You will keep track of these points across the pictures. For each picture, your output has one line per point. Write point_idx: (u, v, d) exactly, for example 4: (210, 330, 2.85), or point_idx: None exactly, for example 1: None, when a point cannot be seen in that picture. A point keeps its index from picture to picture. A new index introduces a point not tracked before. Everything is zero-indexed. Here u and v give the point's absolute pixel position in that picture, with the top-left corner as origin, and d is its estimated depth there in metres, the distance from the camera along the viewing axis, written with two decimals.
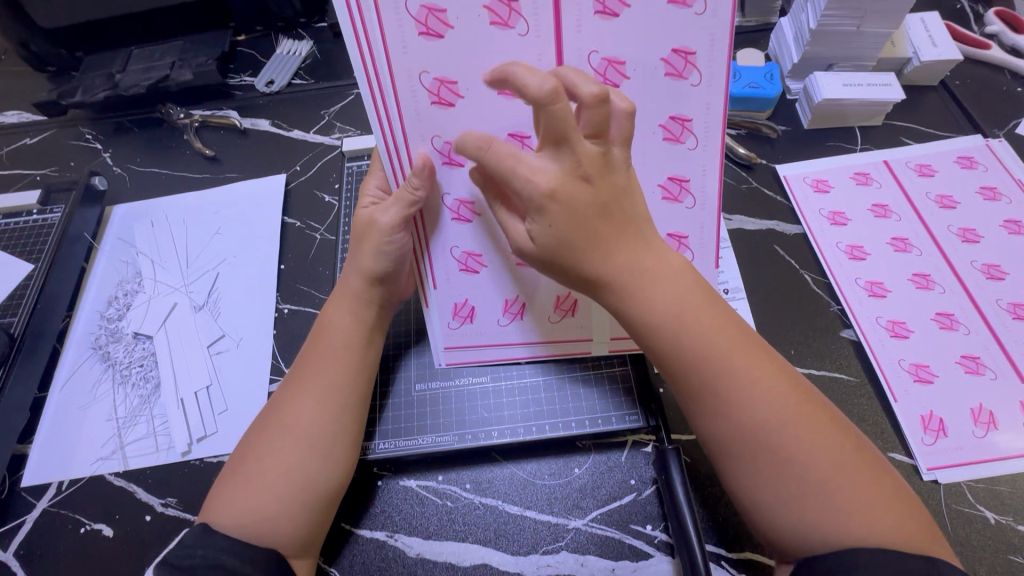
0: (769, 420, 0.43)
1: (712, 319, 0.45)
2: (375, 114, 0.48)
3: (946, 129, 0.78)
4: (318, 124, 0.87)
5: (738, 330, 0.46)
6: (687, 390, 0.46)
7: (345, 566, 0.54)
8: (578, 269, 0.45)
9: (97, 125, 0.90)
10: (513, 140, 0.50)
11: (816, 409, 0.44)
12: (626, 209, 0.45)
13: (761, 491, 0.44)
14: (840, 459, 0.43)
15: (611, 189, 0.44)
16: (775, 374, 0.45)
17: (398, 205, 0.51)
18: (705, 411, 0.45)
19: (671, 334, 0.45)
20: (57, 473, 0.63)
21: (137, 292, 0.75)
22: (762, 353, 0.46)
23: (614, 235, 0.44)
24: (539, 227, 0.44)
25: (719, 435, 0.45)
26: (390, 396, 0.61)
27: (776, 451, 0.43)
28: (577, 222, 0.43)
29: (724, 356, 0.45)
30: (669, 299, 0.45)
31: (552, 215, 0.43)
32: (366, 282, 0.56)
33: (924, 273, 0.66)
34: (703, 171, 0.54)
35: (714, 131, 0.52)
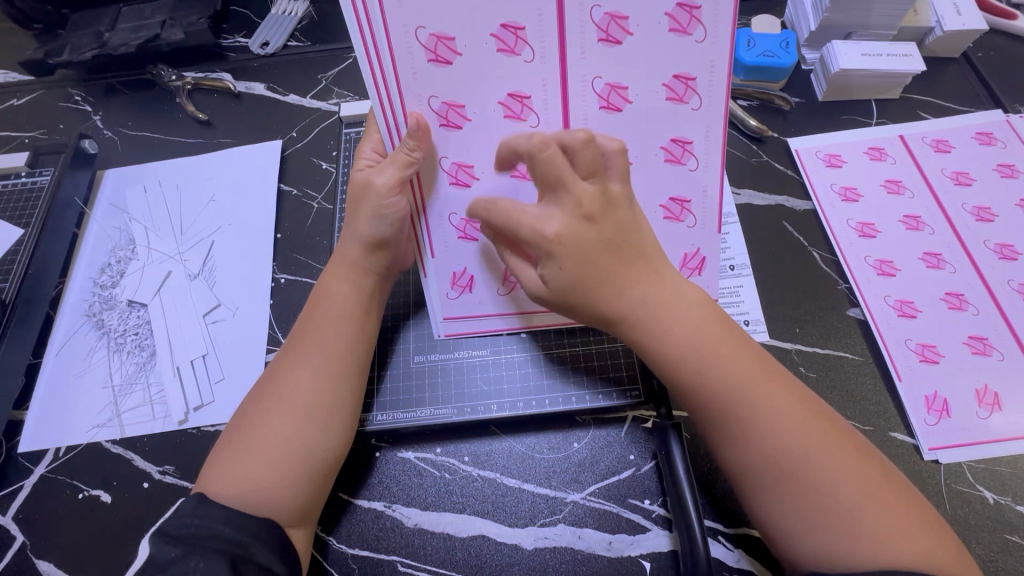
0: (790, 446, 0.43)
1: (732, 351, 0.46)
2: (373, 83, 0.46)
3: (965, 104, 0.76)
4: (315, 88, 0.84)
5: (757, 360, 0.46)
6: (707, 419, 0.46)
7: (343, 535, 0.55)
8: (593, 307, 0.47)
9: (87, 86, 0.87)
10: (513, 101, 0.48)
11: (838, 435, 0.44)
12: (632, 243, 0.46)
13: (786, 522, 0.43)
14: (866, 486, 0.42)
15: (614, 225, 0.46)
16: (796, 401, 0.45)
17: (394, 166, 0.49)
18: (726, 439, 0.45)
19: (692, 366, 0.45)
20: (53, 440, 0.63)
21: (131, 260, 0.73)
22: (781, 382, 0.46)
23: (626, 271, 0.46)
24: (551, 272, 0.46)
25: (740, 464, 0.45)
26: (388, 367, 0.60)
27: (800, 480, 0.43)
28: (584, 261, 0.45)
29: (744, 387, 0.45)
30: (687, 331, 0.46)
31: (560, 257, 0.45)
32: (364, 250, 0.54)
33: (935, 251, 0.65)
34: (706, 132, 0.51)
35: (719, 89, 0.49)
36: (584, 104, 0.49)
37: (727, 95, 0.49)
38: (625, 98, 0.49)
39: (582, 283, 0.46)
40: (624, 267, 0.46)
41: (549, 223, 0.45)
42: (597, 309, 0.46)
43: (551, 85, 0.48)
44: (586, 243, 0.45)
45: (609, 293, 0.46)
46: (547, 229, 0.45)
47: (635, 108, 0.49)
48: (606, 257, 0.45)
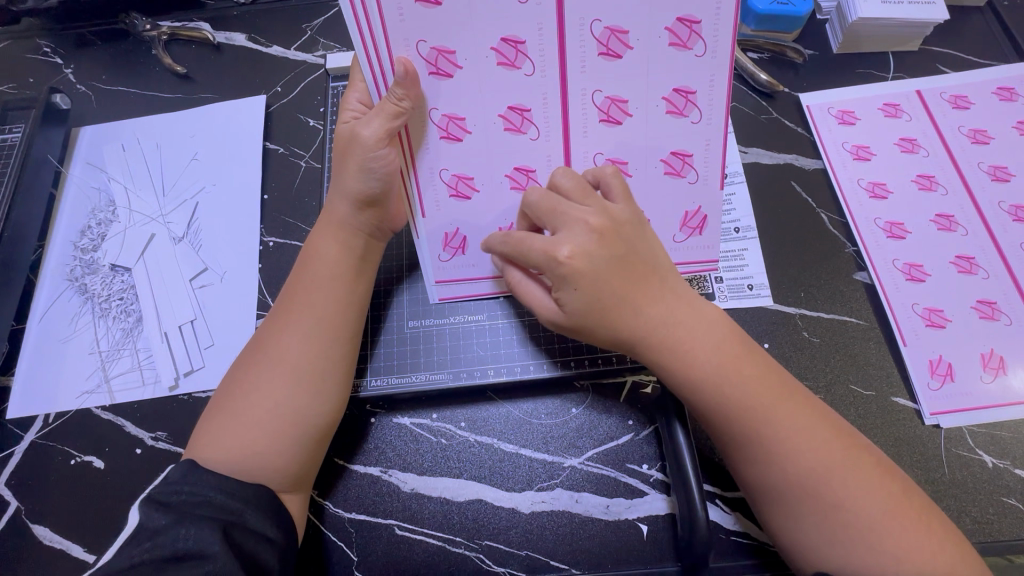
0: (812, 462, 0.43)
1: (751, 371, 0.45)
2: (357, 27, 0.42)
3: (986, 57, 0.72)
4: (299, 39, 0.79)
5: (777, 379, 0.46)
6: (726, 438, 0.45)
7: (340, 499, 0.54)
8: (607, 329, 0.46)
9: (56, 37, 0.81)
10: (507, 47, 0.44)
11: (861, 453, 0.44)
12: (643, 262, 0.46)
13: (807, 539, 0.43)
14: (891, 504, 0.42)
15: (624, 242, 0.45)
16: (817, 419, 0.44)
17: (380, 117, 0.45)
18: (747, 457, 0.44)
19: (711, 386, 0.44)
20: (42, 407, 0.61)
21: (112, 222, 0.70)
22: (803, 401, 0.45)
23: (643, 291, 0.45)
24: (567, 295, 0.45)
25: (759, 480, 0.44)
26: (382, 333, 0.59)
27: (823, 496, 0.42)
28: (598, 282, 0.44)
29: (767, 407, 0.44)
30: (708, 353, 0.45)
31: (576, 279, 0.44)
32: (354, 207, 0.51)
33: (947, 213, 0.63)
34: (710, 81, 0.46)
35: (725, 34, 0.45)
36: (582, 50, 0.45)
37: (734, 40, 0.45)
38: (625, 44, 0.45)
39: (598, 308, 0.45)
40: (637, 292, 0.45)
41: (561, 246, 0.44)
42: (609, 333, 0.46)
43: (547, 30, 0.44)
44: (599, 262, 0.44)
45: (624, 317, 0.45)
46: (561, 253, 0.44)
47: (637, 53, 0.45)
48: (619, 278, 0.44)
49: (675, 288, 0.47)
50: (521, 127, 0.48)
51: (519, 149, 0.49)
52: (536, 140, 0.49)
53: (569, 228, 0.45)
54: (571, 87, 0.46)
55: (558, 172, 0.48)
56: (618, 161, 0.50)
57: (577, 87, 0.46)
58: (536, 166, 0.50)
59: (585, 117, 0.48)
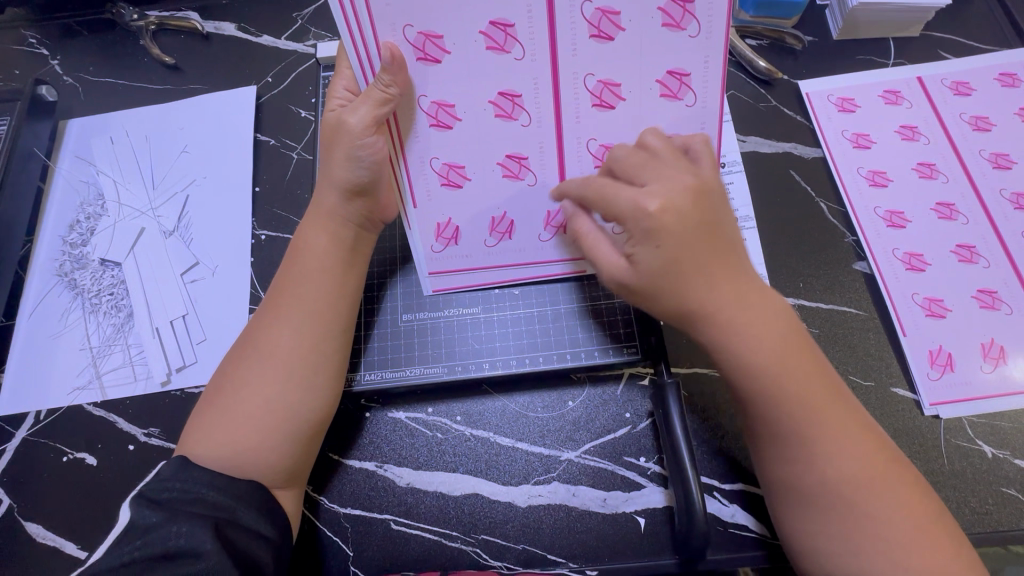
0: (852, 471, 0.43)
1: (810, 372, 0.44)
2: (341, 11, 0.41)
3: (988, 42, 0.71)
4: (290, 28, 0.77)
5: (831, 384, 0.45)
6: (773, 438, 0.45)
7: (334, 494, 0.54)
8: (673, 300, 0.44)
9: (42, 28, 0.80)
10: (496, 30, 0.43)
11: (900, 468, 0.44)
12: (725, 239, 0.44)
13: (833, 546, 0.43)
14: (922, 521, 0.43)
15: (713, 210, 0.44)
16: (864, 432, 0.44)
17: (367, 104, 0.45)
18: (790, 458, 0.44)
19: (769, 382, 0.43)
20: (33, 404, 0.61)
21: (101, 216, 0.69)
22: (854, 413, 0.45)
23: (716, 271, 0.43)
24: (644, 252, 0.43)
25: (795, 481, 0.44)
26: (375, 326, 0.58)
27: (858, 505, 0.43)
28: (682, 244, 0.42)
29: (820, 412, 0.44)
30: (773, 349, 0.44)
31: (660, 236, 0.42)
32: (343, 197, 0.50)
33: (948, 202, 0.62)
34: (705, 62, 0.45)
35: (719, 14, 0.43)
36: (572, 32, 0.44)
37: (728, 20, 0.44)
38: (617, 25, 0.44)
39: (673, 272, 0.43)
40: (709, 272, 0.43)
41: (653, 199, 0.43)
42: (671, 306, 0.44)
43: (537, 12, 0.43)
44: (685, 225, 0.43)
45: (695, 290, 0.43)
46: (651, 205, 0.43)
47: (629, 36, 0.44)
48: (701, 249, 0.43)
49: (746, 277, 0.44)
50: (512, 114, 0.47)
51: (511, 136, 0.48)
52: (527, 126, 0.48)
53: (661, 183, 0.44)
54: (562, 71, 0.45)
55: (649, 133, 0.46)
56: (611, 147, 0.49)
57: (568, 71, 0.45)
58: (529, 153, 0.49)
59: (576, 102, 0.47)
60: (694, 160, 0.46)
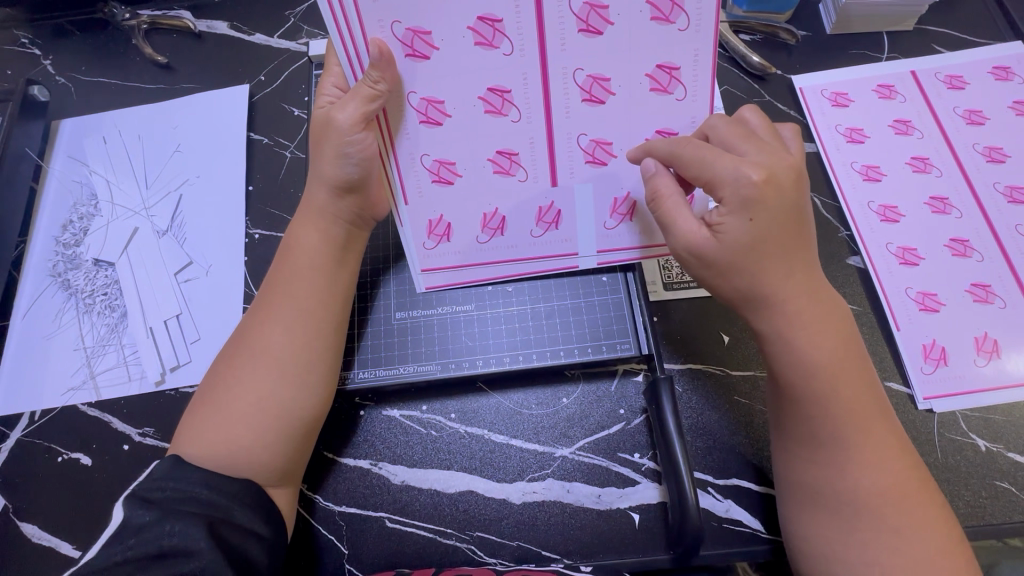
0: (878, 481, 0.43)
1: (859, 379, 0.45)
2: (328, 7, 0.41)
3: (982, 36, 0.71)
4: (282, 27, 0.77)
5: (875, 394, 0.46)
6: (809, 441, 0.45)
7: (329, 492, 0.54)
8: (750, 280, 0.44)
9: (33, 28, 0.79)
10: (484, 26, 0.43)
11: (928, 488, 0.45)
12: (805, 231, 0.45)
13: (849, 555, 0.43)
14: (942, 540, 0.43)
15: (801, 198, 0.44)
16: (897, 446, 0.45)
17: (356, 101, 0.44)
18: (823, 461, 0.45)
19: (816, 383, 0.44)
20: (26, 405, 0.61)
21: (94, 216, 0.69)
22: (891, 426, 0.46)
23: (789, 261, 0.44)
24: (735, 223, 0.43)
25: (824, 485, 0.45)
26: (369, 324, 0.58)
27: (880, 517, 0.43)
28: (775, 221, 0.43)
29: (862, 418, 0.44)
30: (826, 353, 0.44)
31: (754, 210, 0.43)
32: (334, 194, 0.50)
33: (942, 196, 0.62)
34: (694, 56, 0.45)
35: (708, 7, 0.43)
36: (561, 27, 0.44)
37: (717, 13, 0.44)
38: (606, 20, 0.44)
39: (758, 249, 0.43)
40: (785, 261, 0.44)
41: (756, 169, 0.43)
42: (744, 285, 0.44)
43: (524, 7, 0.43)
44: (780, 207, 0.43)
45: (773, 271, 0.44)
46: (755, 175, 0.42)
47: (618, 30, 0.44)
48: (784, 235, 0.43)
49: (817, 280, 0.45)
50: (501, 110, 0.47)
51: (500, 133, 0.48)
52: (517, 122, 0.47)
53: (760, 157, 0.44)
54: (551, 66, 0.45)
55: (747, 110, 0.48)
56: (602, 143, 0.49)
57: (558, 67, 0.45)
58: (519, 149, 0.49)
59: (566, 97, 0.47)
60: (785, 143, 0.47)
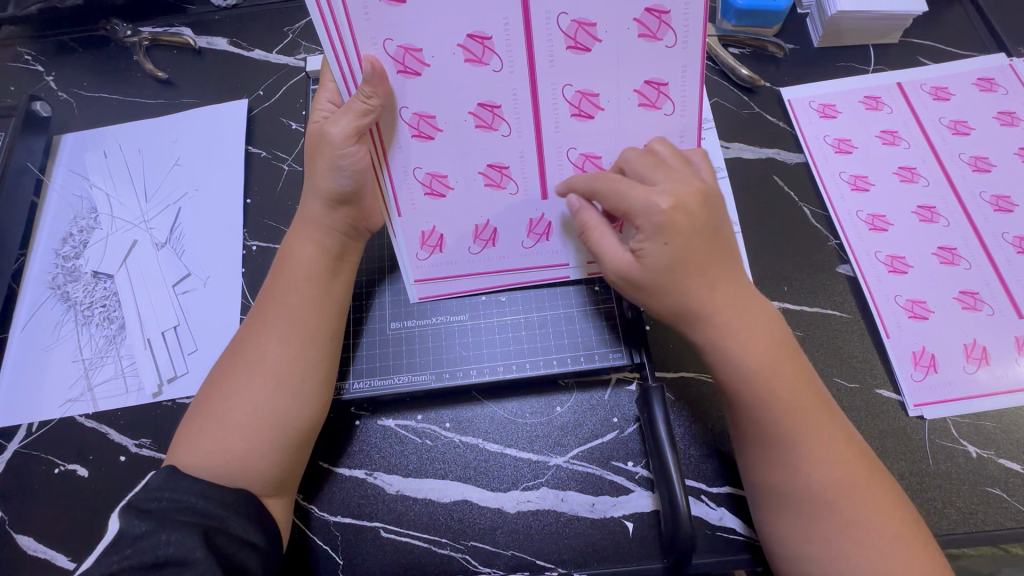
0: (831, 476, 0.44)
1: (797, 376, 0.46)
2: (323, 25, 0.42)
3: (967, 48, 0.72)
4: (281, 43, 0.78)
5: (815, 391, 0.46)
6: (758, 441, 0.46)
7: (325, 503, 0.54)
8: (676, 298, 0.45)
9: (37, 44, 0.81)
10: (473, 43, 0.44)
11: (881, 478, 0.45)
12: (725, 243, 0.46)
13: (813, 550, 0.44)
14: (899, 528, 0.43)
15: (716, 215, 0.46)
16: (844, 437, 0.46)
17: (349, 115, 0.46)
18: (769, 460, 0.45)
19: (758, 385, 0.45)
20: (24, 417, 0.61)
21: (94, 229, 0.70)
22: (835, 417, 0.46)
23: (715, 272, 0.45)
24: (652, 248, 0.45)
25: (778, 485, 0.45)
26: (364, 333, 0.58)
27: (837, 510, 0.43)
28: (690, 244, 0.44)
29: (806, 415, 0.45)
30: (760, 353, 0.45)
31: (669, 233, 0.44)
32: (328, 205, 0.51)
33: (929, 204, 0.63)
34: (682, 71, 0.46)
35: (695, 23, 0.44)
36: (549, 43, 0.45)
37: (704, 28, 0.45)
38: (593, 37, 0.45)
39: (678, 270, 0.45)
40: (707, 278, 0.45)
41: (664, 197, 0.44)
42: (673, 302, 0.46)
43: (513, 24, 0.44)
44: (694, 226, 0.45)
45: (697, 287, 0.45)
46: (663, 203, 0.44)
47: (607, 46, 0.45)
48: (707, 250, 0.45)
49: (742, 287, 0.47)
50: (492, 124, 0.48)
51: (492, 146, 0.49)
52: (507, 136, 0.49)
53: (670, 183, 0.45)
54: (541, 81, 0.46)
55: (658, 140, 0.49)
56: (591, 156, 0.50)
57: (547, 82, 0.46)
58: (510, 162, 0.50)
59: (555, 111, 0.48)
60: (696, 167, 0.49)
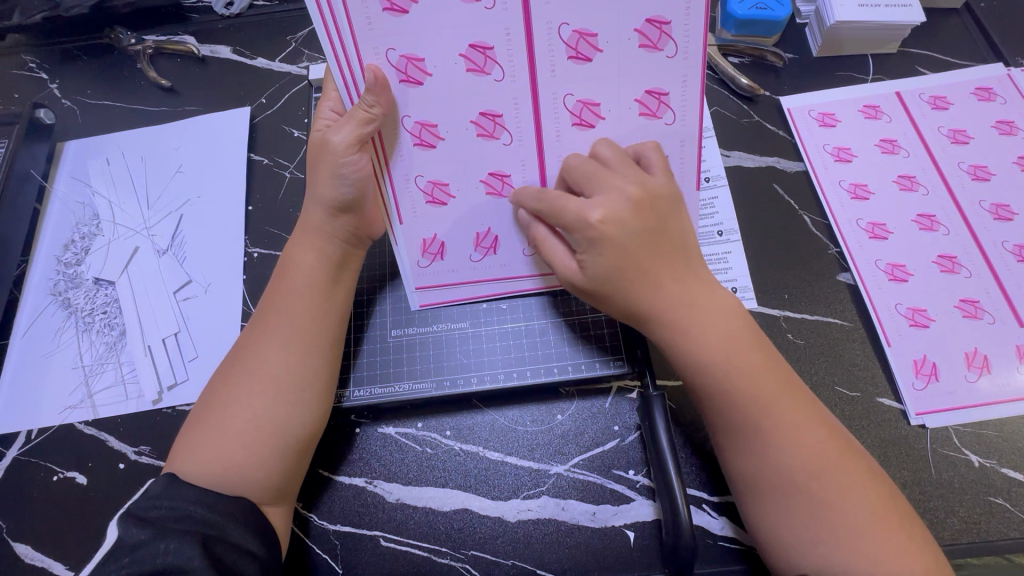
0: (801, 459, 0.44)
1: (759, 361, 0.46)
2: (326, 35, 0.43)
3: (965, 58, 0.72)
4: (284, 51, 0.79)
5: (780, 374, 0.47)
6: (727, 431, 0.46)
7: (324, 511, 0.54)
8: (626, 301, 0.47)
9: (42, 52, 0.81)
10: (476, 53, 0.45)
11: (855, 458, 0.45)
12: (671, 243, 0.47)
13: (792, 535, 0.44)
14: (876, 507, 0.43)
15: (658, 216, 0.46)
16: (814, 419, 0.46)
17: (351, 124, 0.46)
18: (739, 448, 0.46)
19: (721, 373, 0.46)
20: (24, 424, 0.61)
21: (96, 236, 0.70)
22: (802, 399, 0.47)
23: (662, 273, 0.46)
24: (590, 259, 0.46)
25: (751, 472, 0.46)
26: (365, 341, 0.58)
27: (811, 491, 0.44)
28: (625, 252, 0.45)
29: (772, 399, 0.45)
30: (720, 339, 0.46)
31: (603, 244, 0.45)
32: (329, 213, 0.52)
33: (929, 213, 0.63)
34: (682, 81, 0.47)
35: (695, 34, 0.45)
36: (551, 54, 0.45)
37: (704, 39, 0.45)
38: (595, 47, 0.45)
39: (619, 277, 0.46)
40: (653, 280, 0.46)
41: (595, 209, 0.45)
42: (626, 305, 0.47)
43: (515, 35, 0.44)
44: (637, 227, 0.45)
45: (642, 291, 0.46)
46: (593, 216, 0.45)
47: (608, 56, 0.45)
48: (647, 253, 0.46)
49: (698, 276, 0.48)
50: (493, 133, 0.48)
51: (494, 155, 0.49)
52: (509, 145, 0.49)
53: (605, 193, 0.46)
54: (542, 91, 0.47)
55: (601, 141, 0.48)
56: None
57: (548, 91, 0.47)
58: (511, 171, 0.50)
59: (556, 120, 0.48)
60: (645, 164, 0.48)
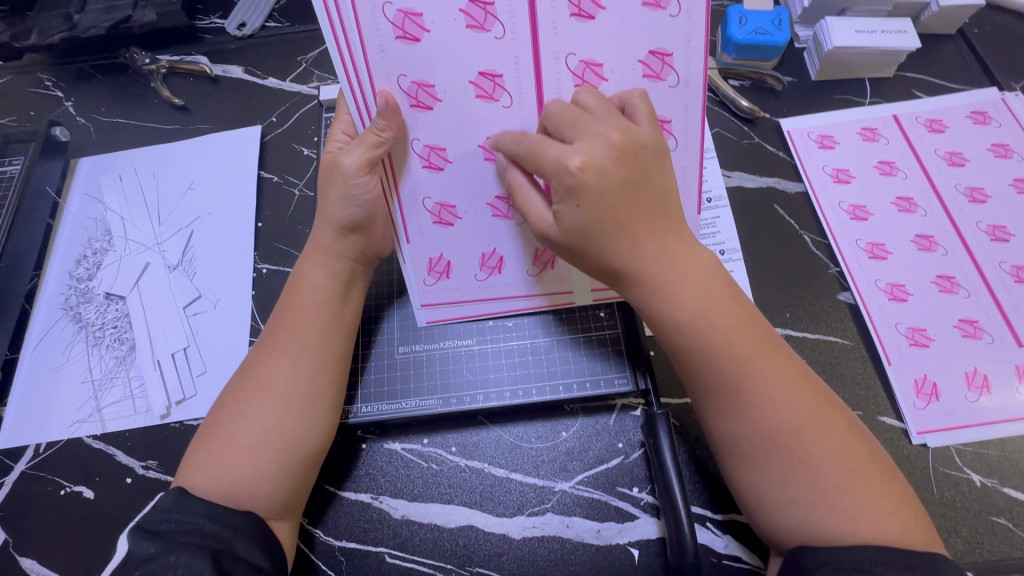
0: (779, 418, 0.44)
1: (734, 318, 0.46)
2: (341, 61, 0.44)
3: (960, 82, 0.74)
4: (295, 71, 0.81)
5: (756, 331, 0.47)
6: (709, 393, 0.46)
7: (330, 527, 0.54)
8: (604, 257, 0.45)
9: (58, 71, 0.83)
10: (484, 80, 0.46)
11: (832, 414, 0.45)
12: (653, 196, 0.45)
13: (771, 496, 0.44)
14: (854, 463, 0.44)
15: (640, 166, 0.44)
16: (792, 377, 0.46)
17: (361, 147, 0.48)
18: (717, 411, 0.46)
19: (697, 333, 0.45)
20: (33, 436, 0.61)
21: (107, 251, 0.71)
22: (779, 356, 0.46)
23: (643, 226, 0.44)
24: (567, 210, 0.44)
25: (731, 435, 0.46)
26: (372, 357, 0.59)
27: (790, 451, 0.44)
28: (604, 201, 0.43)
29: (749, 359, 0.45)
30: (695, 298, 0.45)
31: (580, 194, 0.43)
32: (339, 232, 0.53)
33: (927, 234, 0.64)
34: (684, 109, 0.49)
35: (696, 65, 0.46)
36: (558, 84, 0.47)
37: (704, 69, 0.47)
38: (600, 76, 0.47)
39: (597, 229, 0.44)
40: (632, 234, 0.44)
41: (574, 155, 0.43)
42: (605, 260, 0.45)
43: (523, 65, 0.46)
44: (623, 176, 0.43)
45: (622, 245, 0.44)
46: (573, 162, 0.42)
47: (613, 85, 0.47)
48: (627, 204, 0.44)
49: (678, 231, 0.46)
50: None
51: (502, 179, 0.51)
52: None
53: (585, 141, 0.44)
54: None
55: (584, 89, 0.46)
56: None
57: None
58: None
59: None
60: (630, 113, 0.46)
